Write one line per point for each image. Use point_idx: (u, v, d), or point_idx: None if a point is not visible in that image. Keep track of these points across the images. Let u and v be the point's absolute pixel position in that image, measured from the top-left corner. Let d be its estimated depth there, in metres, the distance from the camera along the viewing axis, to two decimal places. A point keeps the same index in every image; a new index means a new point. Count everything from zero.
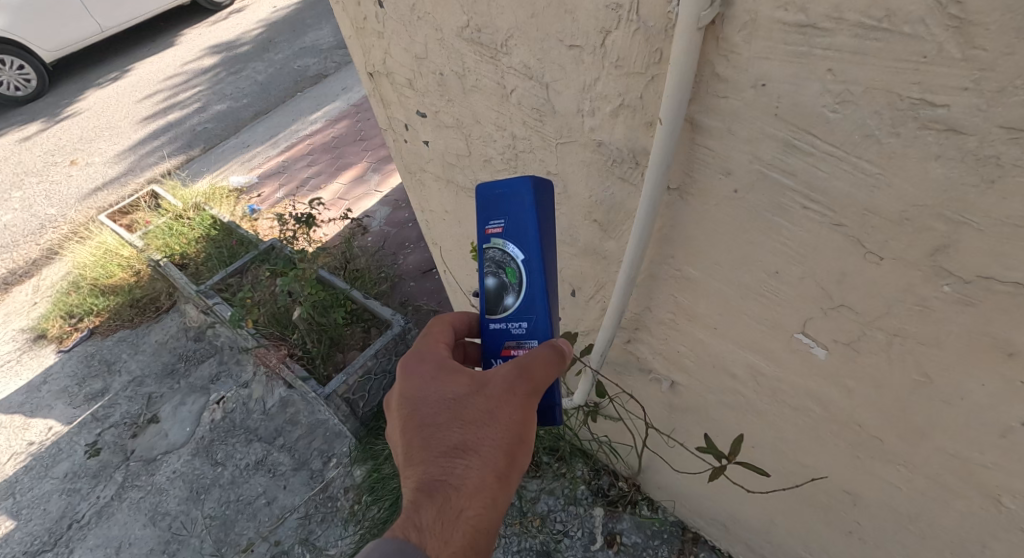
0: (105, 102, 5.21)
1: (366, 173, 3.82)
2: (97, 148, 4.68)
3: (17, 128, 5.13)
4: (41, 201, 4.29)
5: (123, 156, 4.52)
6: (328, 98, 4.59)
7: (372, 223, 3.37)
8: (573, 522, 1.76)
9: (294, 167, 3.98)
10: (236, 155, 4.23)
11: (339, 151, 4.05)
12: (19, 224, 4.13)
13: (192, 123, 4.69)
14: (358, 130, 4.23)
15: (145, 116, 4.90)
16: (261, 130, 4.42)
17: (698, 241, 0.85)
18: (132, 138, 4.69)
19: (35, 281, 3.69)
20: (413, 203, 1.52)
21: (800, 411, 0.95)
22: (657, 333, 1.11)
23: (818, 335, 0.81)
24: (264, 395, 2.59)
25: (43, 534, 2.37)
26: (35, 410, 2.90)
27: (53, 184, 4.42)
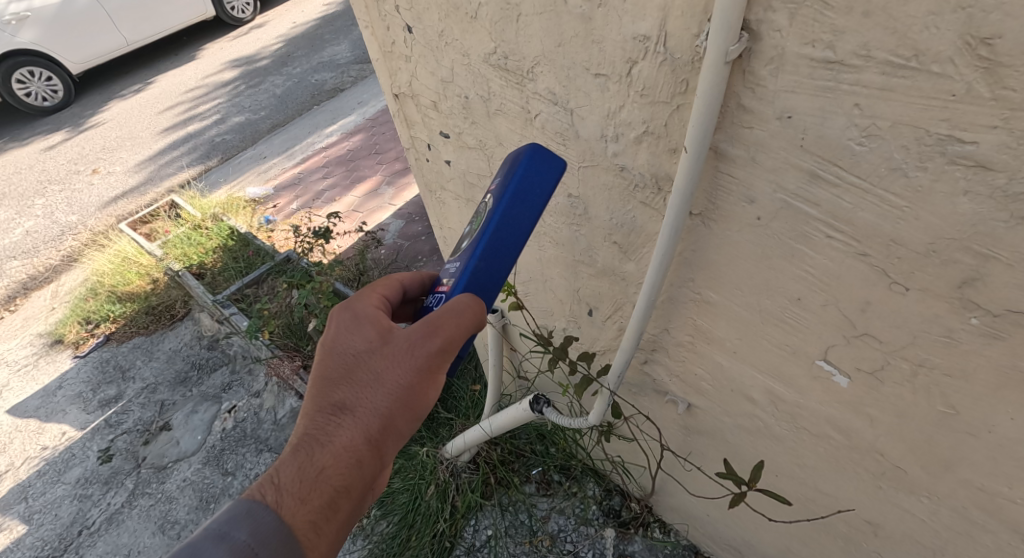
0: (128, 112, 5.34)
1: (380, 186, 3.89)
2: (118, 157, 4.79)
3: (41, 136, 5.26)
4: (63, 208, 4.39)
5: (142, 166, 4.63)
6: (344, 112, 4.69)
7: (386, 236, 3.45)
8: (584, 542, 1.94)
9: (309, 179, 4.05)
10: (254, 166, 4.31)
11: (354, 164, 4.12)
12: (41, 230, 4.22)
13: (211, 134, 4.81)
14: (373, 143, 4.30)
15: (167, 127, 5.02)
16: (278, 142, 4.52)
17: (719, 267, 0.86)
18: (152, 148, 4.80)
19: (53, 287, 3.77)
20: (432, 220, 1.54)
21: (821, 438, 0.97)
22: (675, 355, 1.13)
23: (841, 362, 0.80)
24: (275, 405, 2.61)
25: (55, 539, 2.40)
26: (50, 414, 2.95)
27: (74, 192, 4.52)
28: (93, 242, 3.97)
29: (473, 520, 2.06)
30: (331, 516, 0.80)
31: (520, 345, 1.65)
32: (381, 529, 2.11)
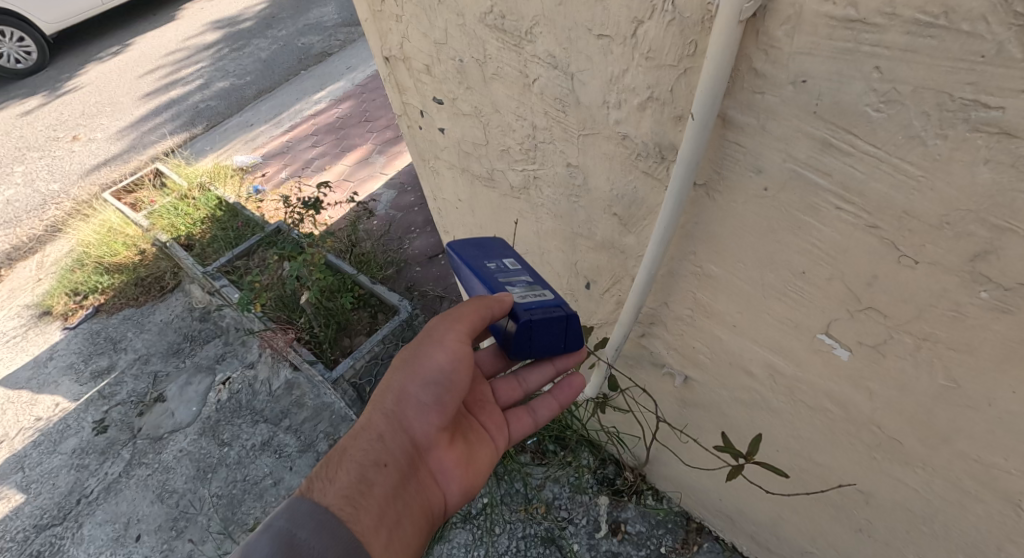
0: (107, 76, 5.15)
1: (371, 154, 3.83)
2: (99, 124, 4.65)
3: (18, 101, 5.08)
4: (44, 176, 4.28)
5: (124, 133, 4.50)
6: (333, 78, 4.55)
7: (378, 206, 3.46)
8: (578, 510, 2.00)
9: (298, 148, 3.98)
10: (242, 132, 4.21)
11: (343, 132, 4.04)
12: (22, 199, 4.12)
13: (194, 100, 4.66)
14: (363, 111, 4.20)
15: (148, 92, 4.85)
16: (265, 109, 4.38)
17: (723, 240, 0.83)
18: (134, 114, 4.66)
19: (38, 258, 3.70)
20: (426, 190, 1.50)
21: (818, 411, 0.97)
22: (673, 328, 1.12)
23: (843, 336, 0.79)
24: (268, 377, 2.75)
25: (53, 508, 2.49)
26: (42, 386, 2.97)
27: (55, 159, 4.41)
28: (76, 213, 3.90)
29: None
30: (364, 487, 0.96)
31: None
32: None
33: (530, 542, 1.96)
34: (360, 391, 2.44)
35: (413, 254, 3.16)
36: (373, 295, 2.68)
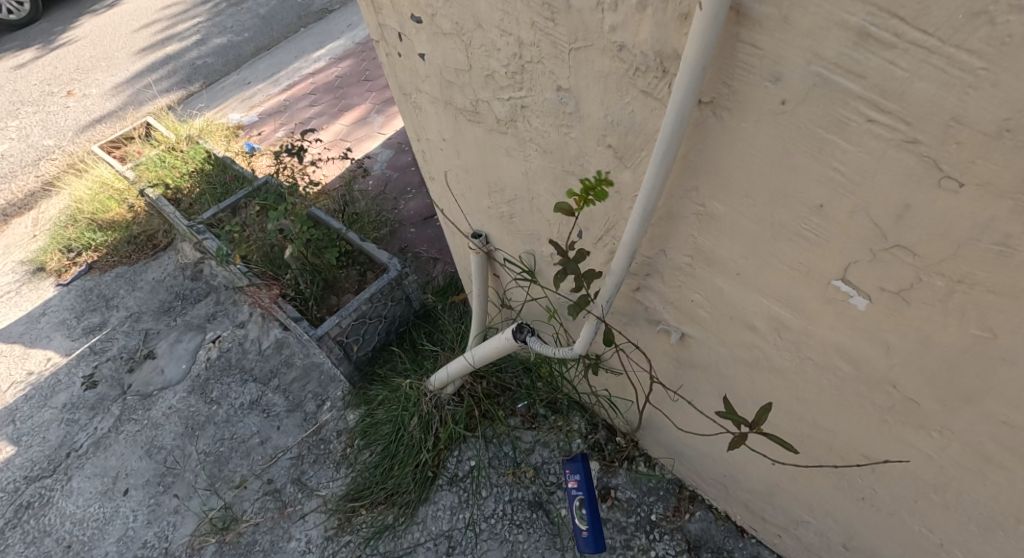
0: (102, 29, 5.11)
1: (370, 114, 3.79)
2: (94, 79, 4.66)
3: (11, 54, 5.11)
4: (38, 131, 4.39)
5: (120, 90, 4.51)
6: (332, 36, 4.42)
7: (375, 165, 3.49)
8: (567, 475, 1.95)
9: (295, 107, 3.93)
10: (238, 90, 4.18)
11: (342, 91, 3.97)
12: (16, 153, 4.24)
13: (191, 56, 4.59)
14: (363, 69, 4.09)
15: (144, 48, 4.83)
16: (262, 67, 4.32)
17: (729, 171, 0.73)
18: (130, 70, 4.65)
19: (33, 214, 3.88)
20: (410, 130, 1.39)
21: (826, 370, 0.88)
22: (671, 280, 1.03)
23: (862, 281, 0.70)
24: (260, 337, 2.94)
25: (44, 460, 2.71)
26: (35, 340, 3.23)
27: (49, 114, 4.49)
28: (63, 166, 4.01)
29: (456, 451, 2.11)
30: None
31: (506, 271, 1.54)
32: (363, 457, 2.28)
33: (517, 505, 1.93)
34: (346, 349, 2.38)
35: (407, 214, 3.22)
36: (362, 253, 2.58)
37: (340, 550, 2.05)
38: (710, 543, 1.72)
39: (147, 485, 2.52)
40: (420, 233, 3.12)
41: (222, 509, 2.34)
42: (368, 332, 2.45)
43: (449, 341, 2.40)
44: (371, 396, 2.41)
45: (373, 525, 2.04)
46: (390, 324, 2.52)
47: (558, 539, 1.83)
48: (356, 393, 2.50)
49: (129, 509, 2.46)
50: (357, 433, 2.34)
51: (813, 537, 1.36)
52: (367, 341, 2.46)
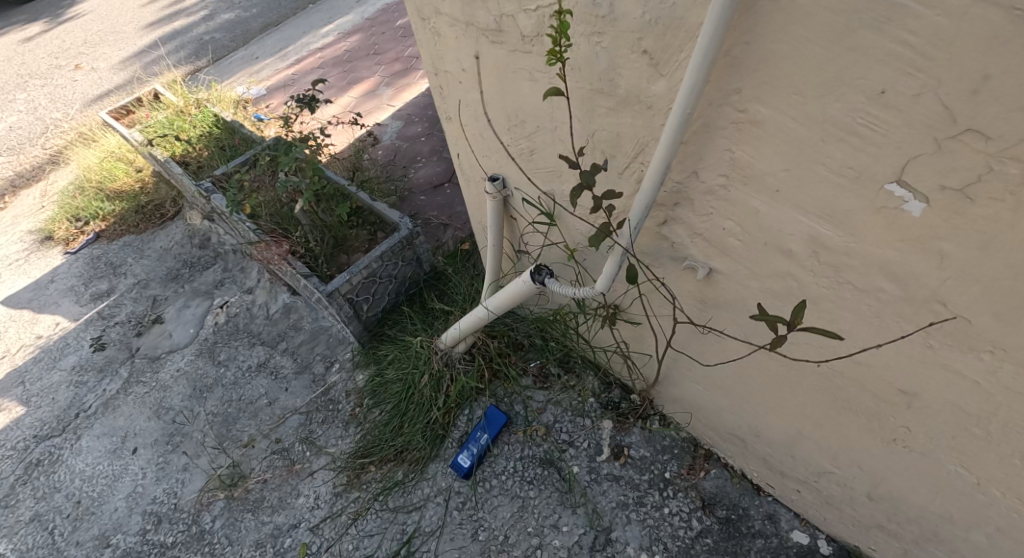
0: (100, 15, 6.23)
1: (378, 87, 3.96)
2: (100, 53, 5.56)
3: (21, 33, 6.33)
4: (47, 103, 5.08)
5: (125, 63, 5.32)
6: (338, 15, 4.91)
7: (385, 135, 3.55)
8: (579, 433, 1.92)
9: (303, 80, 4.29)
10: (249, 67, 4.67)
11: (348, 64, 4.28)
12: (25, 126, 4.86)
13: (196, 32, 5.40)
14: (369, 45, 4.45)
15: (148, 22, 5.86)
16: (270, 44, 4.87)
17: (779, 62, 0.69)
18: (135, 43, 5.57)
19: (42, 186, 4.23)
20: (426, 62, 1.34)
21: (866, 294, 0.84)
22: (700, 208, 0.98)
23: (920, 180, 0.66)
24: (267, 301, 2.94)
25: (53, 420, 2.71)
26: (43, 306, 3.30)
27: (56, 88, 5.26)
28: (81, 142, 4.25)
29: (467, 410, 2.08)
30: None
31: (522, 214, 1.50)
32: (372, 416, 2.25)
33: (527, 463, 1.91)
34: (356, 308, 2.36)
35: (417, 180, 3.22)
36: (372, 212, 2.55)
37: (349, 506, 2.03)
38: (726, 500, 1.70)
39: (156, 445, 2.51)
40: (430, 199, 3.09)
41: (231, 466, 2.32)
42: (379, 292, 2.42)
43: (461, 300, 2.36)
44: (381, 355, 2.37)
45: (383, 482, 2.02)
46: (399, 285, 2.48)
47: (569, 497, 1.80)
48: (365, 353, 2.46)
49: (137, 468, 2.45)
50: (367, 393, 2.30)
51: (835, 489, 1.32)
52: (377, 301, 2.43)
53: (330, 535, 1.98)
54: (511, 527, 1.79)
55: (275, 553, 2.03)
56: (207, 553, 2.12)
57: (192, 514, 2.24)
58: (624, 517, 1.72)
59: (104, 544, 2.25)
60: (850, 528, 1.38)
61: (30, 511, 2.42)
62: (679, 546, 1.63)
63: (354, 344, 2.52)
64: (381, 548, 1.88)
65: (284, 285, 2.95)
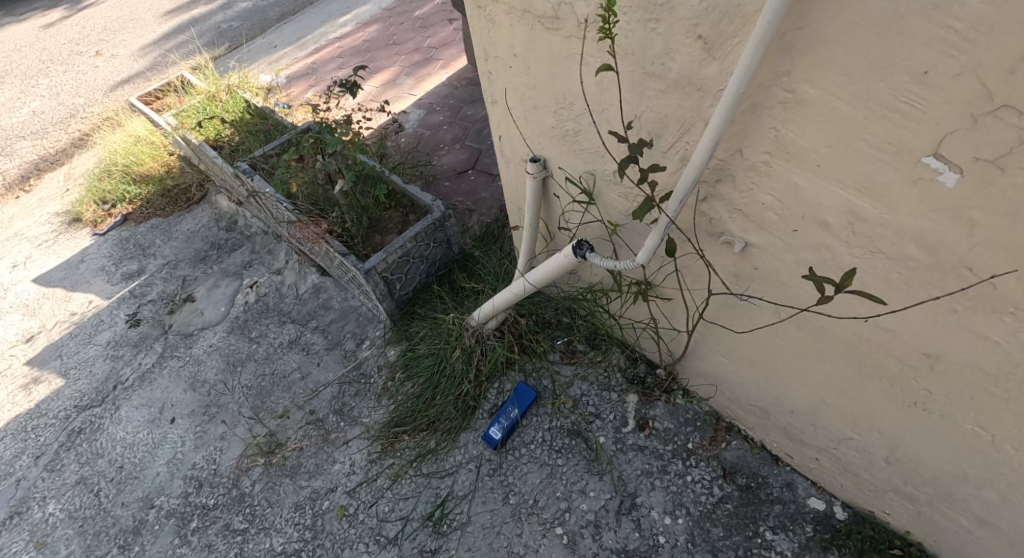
0: (121, 7, 6.51)
1: (399, 76, 4.06)
2: (120, 42, 5.81)
3: (46, 21, 6.62)
4: (69, 89, 5.26)
5: (145, 51, 5.53)
6: (356, 6, 5.07)
7: (407, 123, 3.65)
8: (605, 406, 2.02)
9: (323, 69, 4.42)
10: (268, 56, 4.83)
11: (368, 54, 4.41)
12: (48, 111, 5.03)
13: (217, 20, 5.67)
14: (388, 35, 4.56)
15: (169, 11, 6.13)
16: (288, 34, 5.05)
17: (829, 45, 0.77)
18: (156, 31, 5.83)
19: (65, 170, 4.37)
20: (476, 47, 1.43)
21: (898, 263, 0.92)
22: (740, 185, 1.07)
23: (956, 153, 0.75)
24: (296, 282, 3.05)
25: (92, 391, 2.82)
26: (76, 285, 3.42)
27: (77, 74, 5.46)
28: (106, 126, 4.38)
29: (496, 383, 2.18)
30: None
31: (561, 194, 1.59)
32: (405, 389, 2.34)
33: (555, 433, 2.01)
34: (390, 286, 2.46)
35: (442, 167, 3.31)
36: (405, 196, 2.64)
37: (384, 471, 2.13)
38: (746, 469, 1.79)
39: (192, 415, 2.61)
40: (454, 185, 3.18)
41: (267, 435, 2.41)
42: (411, 271, 2.52)
43: (491, 279, 2.47)
44: (413, 332, 2.47)
45: (416, 449, 2.12)
46: (431, 265, 2.59)
47: (596, 464, 1.89)
48: (396, 329, 2.55)
49: (176, 436, 2.54)
50: (399, 367, 2.40)
51: (853, 455, 1.41)
52: (409, 281, 2.53)
53: (366, 497, 2.09)
54: (540, 491, 1.90)
55: (313, 514, 2.12)
56: (248, 514, 2.20)
57: (232, 479, 2.33)
58: (649, 484, 1.81)
59: (149, 505, 2.34)
60: (866, 492, 1.47)
61: (76, 475, 2.52)
62: (701, 510, 1.73)
63: (385, 321, 2.62)
64: (416, 511, 1.99)
65: (313, 266, 3.07)
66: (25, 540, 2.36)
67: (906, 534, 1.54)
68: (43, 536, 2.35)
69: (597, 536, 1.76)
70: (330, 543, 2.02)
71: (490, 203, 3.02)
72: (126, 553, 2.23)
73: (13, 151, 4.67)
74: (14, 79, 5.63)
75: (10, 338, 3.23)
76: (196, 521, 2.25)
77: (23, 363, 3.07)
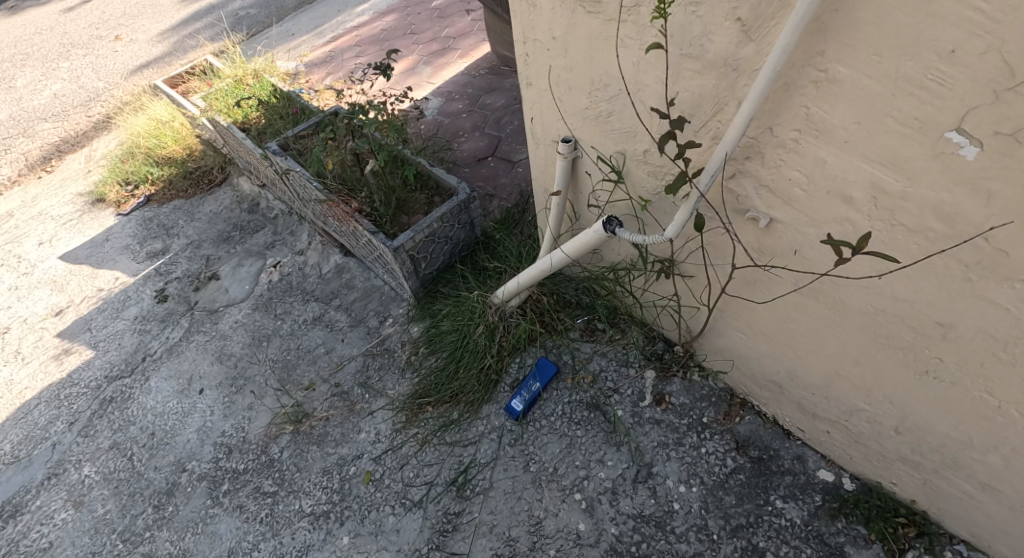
0: None
1: (418, 65, 4.13)
2: (140, 28, 5.91)
3: (65, 6, 6.74)
4: (89, 74, 5.37)
5: (165, 37, 5.63)
6: None
7: (427, 110, 3.73)
8: (624, 381, 2.10)
9: (341, 57, 4.50)
10: (285, 43, 4.92)
11: (386, 43, 4.49)
12: (70, 94, 5.15)
13: (235, 8, 5.76)
14: (407, 24, 4.63)
15: None
16: (305, 22, 5.13)
17: (863, 26, 0.84)
18: (175, 18, 5.92)
19: (87, 152, 4.48)
20: (515, 30, 1.50)
21: (917, 235, 1.00)
22: (769, 162, 1.14)
23: (977, 127, 0.82)
24: (320, 262, 3.14)
25: (122, 362, 2.92)
26: (102, 262, 3.53)
27: (98, 59, 5.57)
28: (127, 109, 4.47)
29: (518, 358, 2.27)
30: None
31: (590, 173, 1.66)
32: (428, 363, 2.42)
33: (575, 406, 2.09)
34: (416, 265, 2.55)
35: (462, 154, 3.38)
36: (431, 177, 2.73)
37: (409, 440, 2.21)
38: (758, 442, 1.87)
39: (220, 385, 2.69)
40: (474, 171, 3.26)
41: (295, 405, 2.48)
42: (435, 251, 2.60)
43: (513, 259, 2.55)
44: (437, 309, 2.55)
45: (439, 419, 2.21)
46: (454, 246, 2.67)
47: (614, 436, 1.98)
48: (420, 307, 2.64)
49: (205, 406, 2.62)
50: (423, 342, 2.48)
51: (864, 426, 1.48)
52: (433, 260, 2.61)
53: (393, 463, 2.17)
54: (560, 460, 1.98)
55: (340, 479, 2.19)
56: (278, 478, 2.27)
57: (261, 446, 2.41)
58: (665, 455, 1.90)
59: (182, 468, 2.42)
60: (874, 463, 1.55)
61: (109, 440, 2.59)
62: (715, 480, 1.81)
63: (409, 299, 2.70)
64: (440, 476, 2.08)
65: (336, 247, 3.16)
66: (62, 499, 2.44)
67: (911, 503, 1.62)
68: (79, 496, 2.43)
69: (615, 502, 1.85)
70: (357, 506, 2.10)
71: (510, 189, 3.09)
72: (160, 513, 2.29)
73: (35, 133, 4.78)
74: (34, 63, 5.75)
75: (40, 312, 3.34)
76: (227, 484, 2.31)
77: (54, 335, 3.18)
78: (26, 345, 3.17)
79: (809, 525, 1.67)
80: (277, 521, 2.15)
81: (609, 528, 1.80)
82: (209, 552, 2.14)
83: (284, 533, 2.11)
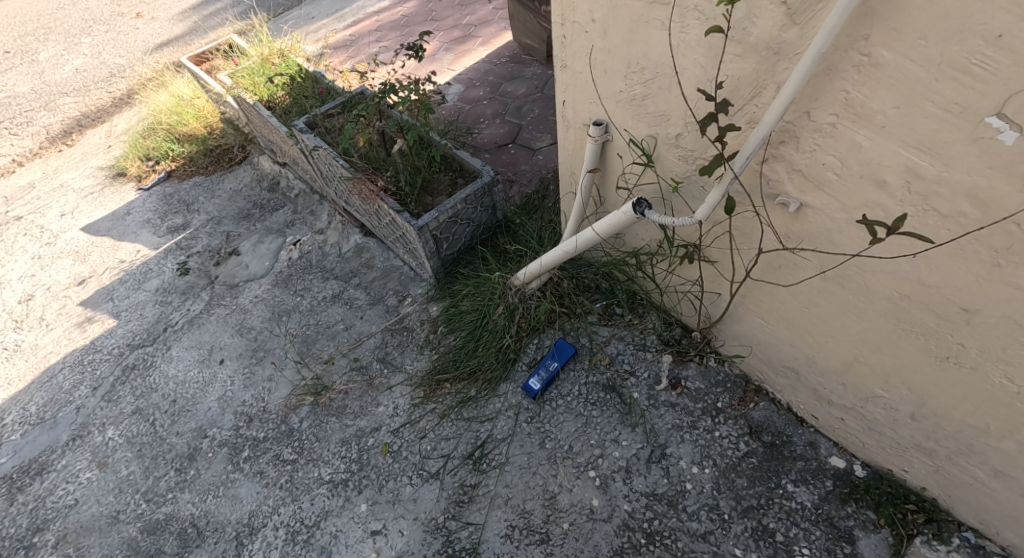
0: None
1: (439, 51, 4.15)
2: (161, 6, 5.96)
3: None
4: (110, 50, 5.43)
5: (185, 16, 5.68)
6: None
7: (448, 96, 3.75)
8: (640, 364, 2.14)
9: (361, 41, 4.53)
10: (304, 26, 4.95)
11: (406, 29, 4.51)
12: (91, 69, 5.21)
13: None
14: (428, 11, 4.64)
15: None
16: (326, 6, 5.16)
17: (911, 10, 0.87)
18: None
19: (107, 127, 4.55)
20: (554, 12, 1.53)
21: (950, 219, 1.03)
22: (803, 146, 1.17)
23: (1018, 112, 0.85)
24: (339, 242, 3.19)
25: (144, 332, 2.99)
26: (123, 235, 3.60)
27: (119, 35, 5.63)
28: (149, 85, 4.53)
29: (536, 339, 2.32)
30: None
31: (620, 156, 1.69)
32: (446, 341, 2.46)
33: (591, 387, 2.13)
34: (438, 245, 2.59)
35: (482, 140, 3.41)
36: (455, 160, 2.78)
37: (427, 414, 2.26)
38: (772, 428, 1.90)
39: (241, 356, 2.75)
40: (494, 156, 3.29)
41: (315, 377, 2.54)
42: (457, 232, 2.64)
43: (534, 242, 2.59)
44: (456, 290, 2.60)
45: (457, 396, 2.26)
46: (476, 228, 2.71)
47: (629, 417, 2.02)
48: (439, 287, 2.68)
49: (226, 376, 2.68)
50: (441, 321, 2.52)
51: (879, 413, 1.52)
52: (454, 241, 2.66)
53: (410, 436, 2.22)
54: (575, 439, 2.03)
55: (359, 449, 2.24)
56: (297, 446, 2.33)
57: (281, 415, 2.46)
58: (679, 437, 1.94)
59: (203, 434, 2.48)
60: (887, 450, 1.58)
61: (131, 406, 2.66)
62: (727, 463, 1.85)
63: (428, 280, 2.75)
64: (457, 450, 2.13)
65: (356, 227, 3.21)
66: (87, 460, 2.51)
67: (921, 491, 1.65)
68: (103, 457, 2.50)
69: (628, 480, 1.89)
70: (375, 475, 2.15)
71: (529, 175, 3.12)
72: (182, 475, 2.37)
73: (56, 107, 4.84)
74: (56, 38, 5.81)
75: (62, 281, 3.41)
76: (247, 451, 2.37)
77: (76, 304, 3.25)
78: (50, 313, 3.24)
79: (819, 508, 1.70)
80: (297, 487, 2.20)
81: (621, 505, 1.85)
82: (230, 515, 2.20)
83: (304, 499, 2.16)
